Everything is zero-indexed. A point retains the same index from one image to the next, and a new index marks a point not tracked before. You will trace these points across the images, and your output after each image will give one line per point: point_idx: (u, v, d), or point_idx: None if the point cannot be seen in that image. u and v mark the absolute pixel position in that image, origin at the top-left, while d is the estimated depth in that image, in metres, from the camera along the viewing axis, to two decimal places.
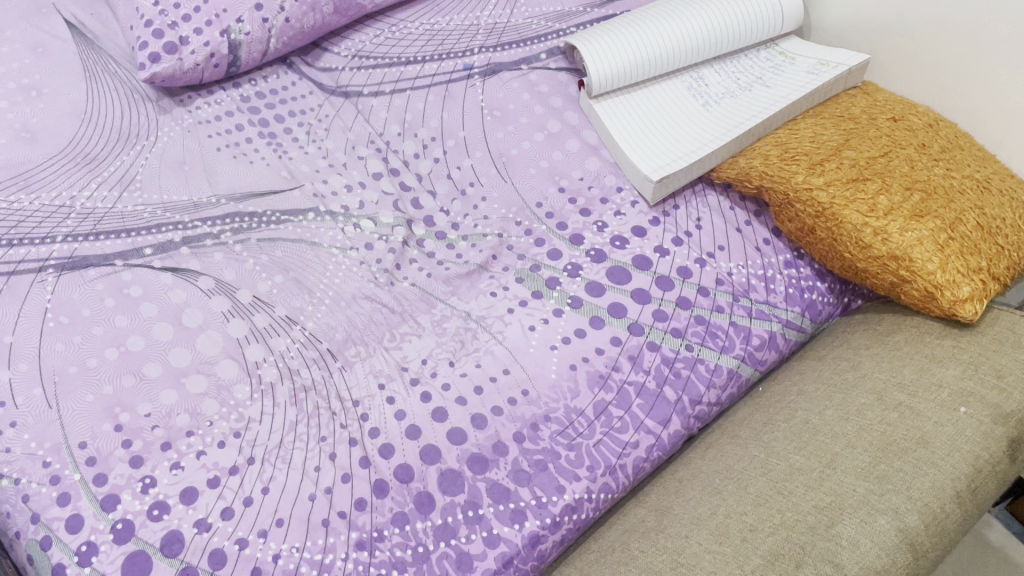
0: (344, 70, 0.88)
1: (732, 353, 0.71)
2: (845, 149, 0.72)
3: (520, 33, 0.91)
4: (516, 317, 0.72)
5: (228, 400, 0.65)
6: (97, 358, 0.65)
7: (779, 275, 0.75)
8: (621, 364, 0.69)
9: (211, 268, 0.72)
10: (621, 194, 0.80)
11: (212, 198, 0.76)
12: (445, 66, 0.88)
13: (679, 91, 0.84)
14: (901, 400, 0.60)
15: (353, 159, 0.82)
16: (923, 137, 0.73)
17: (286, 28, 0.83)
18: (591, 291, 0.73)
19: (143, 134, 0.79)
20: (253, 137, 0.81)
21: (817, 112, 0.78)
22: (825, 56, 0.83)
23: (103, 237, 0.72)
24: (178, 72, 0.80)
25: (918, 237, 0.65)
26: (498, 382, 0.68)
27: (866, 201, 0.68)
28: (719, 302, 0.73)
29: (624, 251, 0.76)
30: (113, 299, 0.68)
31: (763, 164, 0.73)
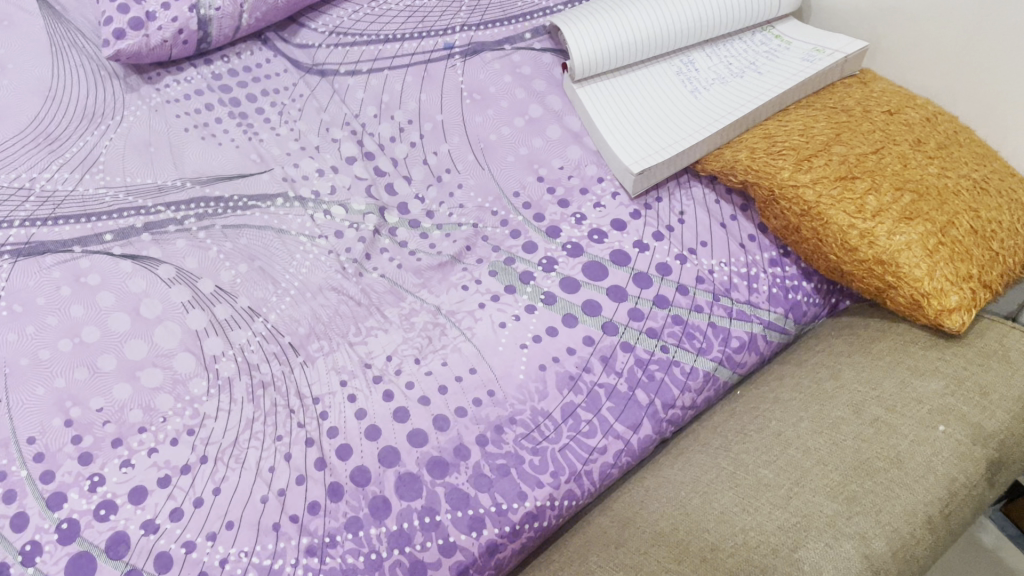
0: (320, 47, 0.85)
1: (710, 355, 0.68)
2: (834, 143, 0.68)
3: (505, 11, 0.87)
4: (487, 313, 0.70)
5: (183, 396, 0.63)
6: (49, 349, 0.63)
7: (763, 273, 0.72)
8: (592, 365, 0.67)
9: (173, 256, 0.70)
10: (601, 184, 0.77)
11: (177, 182, 0.74)
12: (425, 45, 0.84)
13: (667, 75, 0.80)
14: (879, 415, 0.58)
15: (326, 142, 0.79)
16: (919, 132, 0.68)
17: (259, 3, 0.80)
18: (565, 287, 0.71)
19: (109, 112, 0.76)
20: (223, 117, 0.79)
21: (809, 103, 0.73)
22: (822, 40, 0.77)
23: (62, 222, 0.69)
24: (145, 49, 0.76)
25: (906, 240, 0.62)
26: (464, 382, 0.66)
27: (853, 202, 0.64)
28: (698, 301, 0.70)
29: (601, 245, 0.73)
30: (71, 287, 0.66)
31: (748, 158, 0.70)
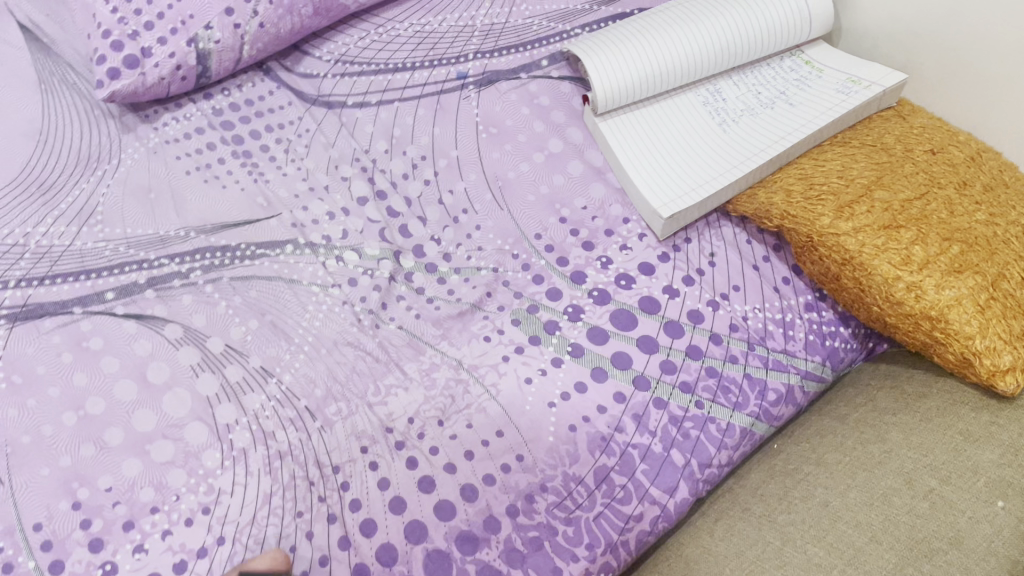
0: (326, 77, 0.80)
1: (746, 410, 0.65)
2: (876, 188, 0.65)
3: (520, 35, 0.83)
4: (511, 366, 0.66)
5: (196, 470, 0.59)
6: (53, 424, 0.60)
7: (799, 319, 0.69)
8: (624, 425, 0.64)
9: (179, 314, 0.66)
10: (627, 225, 0.73)
11: (181, 231, 0.70)
12: (436, 74, 0.80)
13: (694, 106, 0.76)
14: (932, 487, 0.55)
15: (336, 181, 0.75)
16: (965, 173, 0.65)
17: (261, 34, 0.75)
18: (593, 338, 0.67)
19: (105, 156, 0.72)
20: (226, 157, 0.74)
21: (845, 140, 0.70)
22: (856, 70, 0.74)
23: (60, 280, 0.65)
24: (142, 88, 0.72)
25: (956, 295, 0.59)
26: (491, 446, 0.63)
27: (898, 252, 0.61)
28: (733, 351, 0.67)
29: (629, 292, 0.69)
30: (72, 353, 0.62)
31: (784, 201, 0.66)
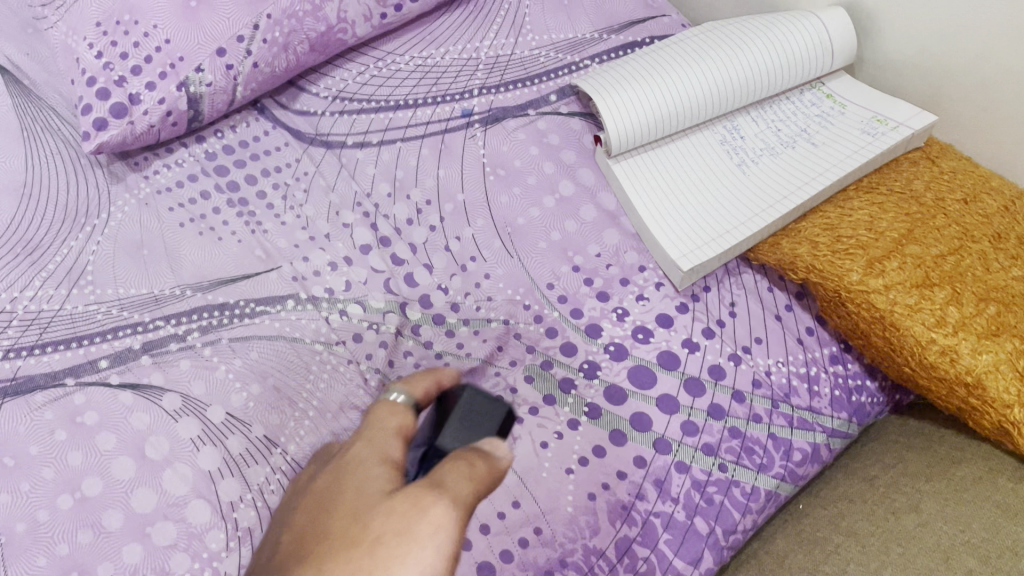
0: (324, 114, 0.77)
1: (772, 472, 0.62)
2: (907, 242, 0.62)
3: (526, 68, 0.80)
4: (526, 429, 0.63)
5: (200, 553, 0.55)
6: (48, 509, 0.56)
7: (823, 373, 0.66)
8: (646, 492, 0.61)
9: (177, 382, 0.62)
10: (644, 273, 0.70)
11: (176, 289, 0.66)
12: (440, 112, 0.77)
13: (712, 146, 0.73)
14: (970, 568, 0.53)
15: (337, 228, 0.71)
16: (999, 224, 0.62)
17: (255, 74, 0.71)
18: (611, 398, 0.64)
19: (93, 210, 0.69)
20: (221, 207, 0.71)
21: (871, 186, 0.67)
22: (881, 108, 0.71)
23: (50, 349, 0.62)
24: (131, 137, 0.68)
25: (993, 360, 0.56)
26: (507, 518, 0.60)
27: (932, 312, 0.58)
28: (756, 409, 0.64)
29: (647, 346, 0.66)
30: (66, 430, 0.59)
31: (810, 253, 0.63)
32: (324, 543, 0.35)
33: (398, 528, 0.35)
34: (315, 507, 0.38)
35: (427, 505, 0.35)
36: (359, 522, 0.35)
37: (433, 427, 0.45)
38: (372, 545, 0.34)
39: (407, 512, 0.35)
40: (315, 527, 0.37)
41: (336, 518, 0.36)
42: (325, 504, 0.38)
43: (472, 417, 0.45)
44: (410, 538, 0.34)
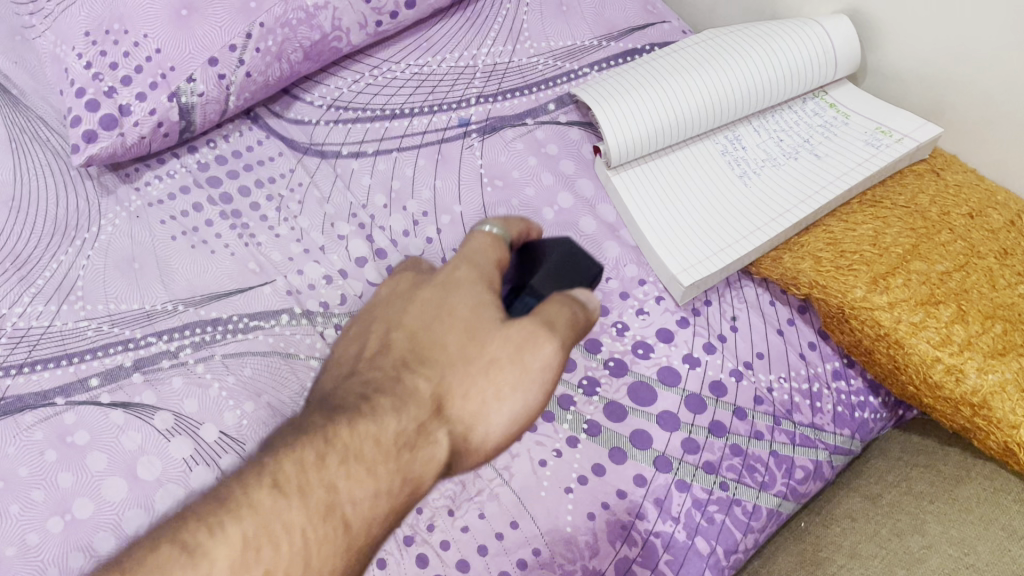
0: (318, 123, 0.76)
1: (773, 490, 0.61)
2: (911, 258, 0.61)
3: (524, 76, 0.79)
4: (525, 447, 0.62)
5: None
6: (38, 532, 0.54)
7: (826, 389, 0.65)
8: (646, 512, 0.60)
9: (170, 400, 0.60)
10: (644, 287, 0.69)
11: (168, 304, 0.65)
12: (437, 121, 0.75)
13: (713, 157, 0.72)
14: None
15: (332, 240, 0.69)
16: (1006, 240, 0.62)
17: (248, 84, 0.70)
18: (610, 416, 0.63)
19: (83, 223, 0.68)
20: (214, 219, 0.69)
21: (875, 199, 0.66)
22: (885, 119, 0.70)
23: (40, 367, 0.61)
24: (122, 149, 0.67)
25: (1000, 380, 0.55)
26: (506, 539, 0.59)
27: (937, 331, 0.57)
28: (757, 426, 0.63)
29: (648, 362, 0.65)
30: (56, 451, 0.57)
31: (813, 268, 0.62)
32: (446, 353, 0.46)
33: (513, 359, 0.45)
34: (431, 315, 0.47)
35: (540, 345, 0.45)
36: (478, 346, 0.46)
37: (529, 269, 0.53)
38: (489, 367, 0.45)
39: (524, 343, 0.45)
40: (433, 339, 0.46)
41: (454, 335, 0.46)
42: (432, 327, 0.47)
43: (562, 268, 0.52)
44: (523, 370, 0.45)
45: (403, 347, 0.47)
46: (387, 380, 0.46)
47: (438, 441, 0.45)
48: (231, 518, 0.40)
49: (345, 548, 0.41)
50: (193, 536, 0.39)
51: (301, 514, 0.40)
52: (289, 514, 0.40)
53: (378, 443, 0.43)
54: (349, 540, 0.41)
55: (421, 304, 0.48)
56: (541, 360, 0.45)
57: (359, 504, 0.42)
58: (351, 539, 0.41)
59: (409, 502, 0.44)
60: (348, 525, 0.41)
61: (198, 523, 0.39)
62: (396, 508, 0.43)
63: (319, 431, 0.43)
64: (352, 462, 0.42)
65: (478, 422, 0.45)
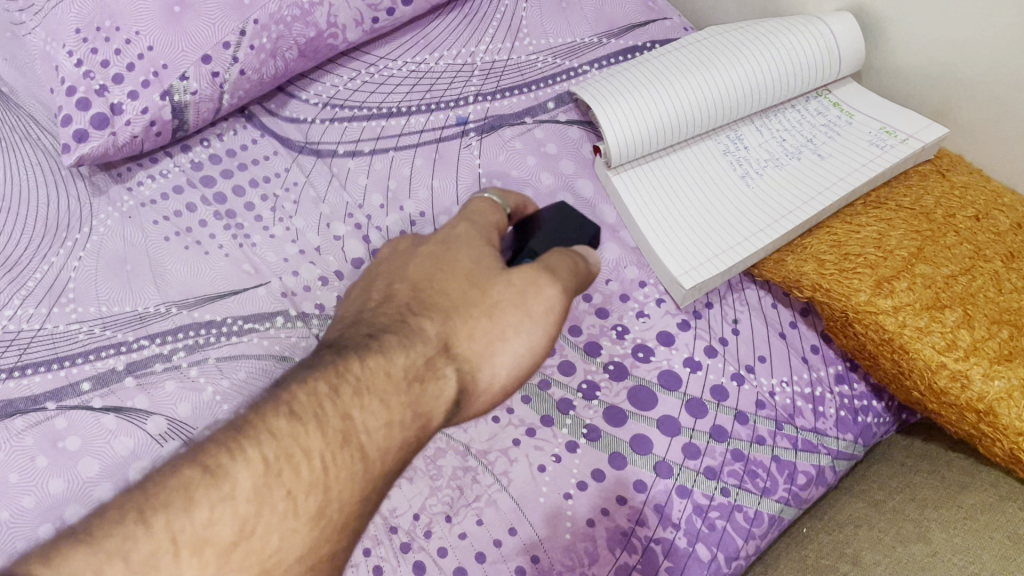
0: (314, 122, 0.75)
1: (775, 496, 0.60)
2: (917, 261, 0.60)
3: (523, 73, 0.78)
4: (523, 452, 0.61)
5: None
6: (29, 539, 0.53)
7: (829, 393, 0.64)
8: (646, 518, 0.59)
9: (162, 404, 0.58)
10: (644, 289, 0.68)
11: (161, 306, 0.63)
12: (435, 120, 0.74)
13: (715, 157, 0.71)
14: None
15: (328, 240, 0.68)
16: (1012, 243, 0.61)
17: (242, 82, 0.69)
18: (610, 420, 0.62)
19: (74, 224, 0.68)
20: (207, 219, 0.68)
21: (880, 201, 0.65)
22: (890, 119, 0.69)
23: (31, 371, 0.60)
24: (113, 148, 0.66)
25: (1006, 386, 0.54)
26: (504, 546, 0.58)
27: (942, 335, 0.56)
28: (759, 431, 0.62)
29: (648, 365, 0.64)
30: (47, 456, 0.56)
31: (817, 271, 0.61)
32: (451, 301, 0.47)
33: (516, 303, 0.47)
34: (434, 267, 0.49)
35: (542, 289, 0.47)
36: (483, 290, 0.48)
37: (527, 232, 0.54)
38: (496, 309, 0.47)
39: (528, 287, 0.47)
40: (436, 287, 0.48)
41: (457, 283, 0.48)
42: (435, 277, 0.49)
43: (562, 229, 0.54)
44: (526, 313, 0.47)
45: (406, 295, 0.48)
46: (393, 322, 0.46)
47: (447, 380, 0.46)
48: (250, 443, 0.40)
49: (361, 475, 0.41)
50: (214, 459, 0.39)
51: (319, 440, 0.41)
52: (308, 440, 0.40)
53: (388, 376, 0.44)
54: (366, 468, 0.42)
55: (425, 256, 0.50)
56: (544, 304, 0.47)
57: (375, 432, 0.42)
58: (368, 465, 0.42)
59: (421, 438, 0.45)
60: (366, 453, 0.42)
61: (221, 445, 0.40)
62: (408, 441, 0.44)
63: (335, 366, 0.43)
64: (364, 394, 0.43)
65: (485, 360, 0.47)
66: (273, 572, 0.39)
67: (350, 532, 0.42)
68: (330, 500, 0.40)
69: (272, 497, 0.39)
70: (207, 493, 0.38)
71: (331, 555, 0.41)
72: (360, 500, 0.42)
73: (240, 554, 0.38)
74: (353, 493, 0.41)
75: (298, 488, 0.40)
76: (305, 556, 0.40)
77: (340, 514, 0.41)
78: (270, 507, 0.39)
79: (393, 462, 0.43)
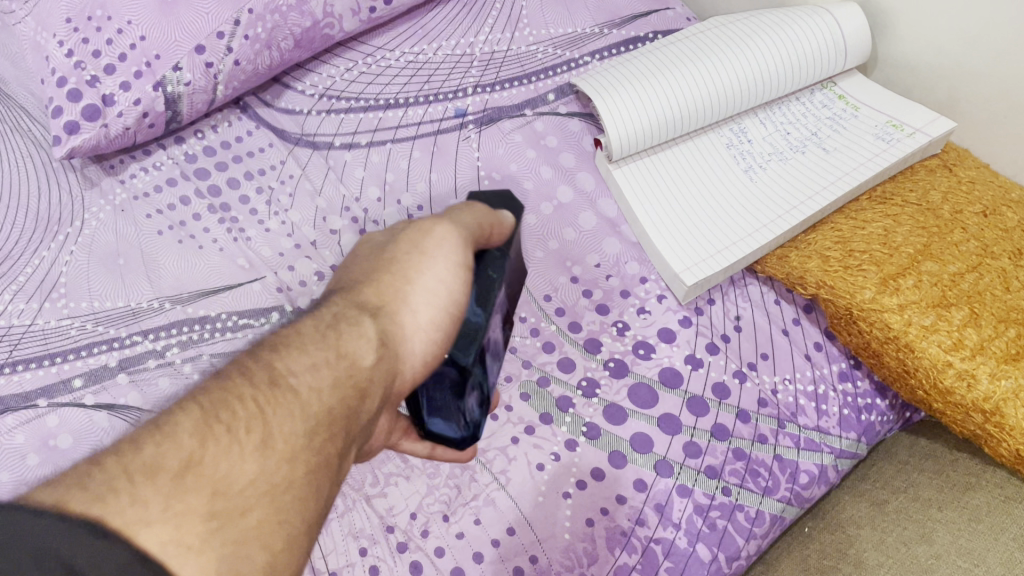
0: (310, 113, 0.73)
1: (777, 496, 0.58)
2: (922, 259, 0.59)
3: (523, 65, 0.76)
4: (522, 450, 0.60)
5: None
6: None
7: (832, 392, 0.63)
8: (646, 518, 0.57)
9: (155, 401, 0.57)
10: (645, 285, 0.67)
11: (154, 302, 0.62)
12: (432, 112, 0.73)
13: (718, 151, 0.70)
14: None
15: (324, 234, 0.66)
16: (1019, 239, 0.60)
17: (237, 72, 0.68)
18: (610, 418, 0.61)
19: (66, 217, 0.67)
20: (202, 213, 0.67)
21: (885, 197, 0.64)
22: (896, 112, 0.68)
23: (22, 368, 0.59)
24: (106, 140, 0.65)
25: (1013, 386, 0.53)
26: (502, 547, 0.57)
27: (949, 334, 0.55)
28: (761, 429, 0.60)
29: (649, 362, 0.63)
30: (38, 454, 0.55)
31: (821, 268, 0.60)
32: (361, 275, 0.46)
33: (413, 247, 0.45)
34: (351, 264, 0.48)
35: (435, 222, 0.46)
36: (384, 256, 0.46)
37: None
38: (393, 265, 0.45)
39: (420, 232, 0.45)
40: (350, 274, 0.47)
41: (365, 262, 0.46)
42: (351, 267, 0.48)
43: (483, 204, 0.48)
44: (422, 253, 0.44)
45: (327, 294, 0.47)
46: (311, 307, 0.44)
47: (366, 325, 0.42)
48: (186, 401, 0.36)
49: (304, 416, 0.37)
50: (156, 416, 0.35)
51: (249, 388, 0.37)
52: (237, 387, 0.37)
53: (300, 332, 0.41)
54: (303, 406, 0.37)
55: (346, 258, 0.50)
56: (435, 241, 0.44)
57: (310, 373, 0.38)
58: (306, 406, 0.37)
59: (364, 384, 0.40)
60: (299, 395, 0.38)
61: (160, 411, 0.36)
62: (352, 380, 0.39)
63: (261, 340, 0.41)
64: (287, 348, 0.39)
65: (399, 306, 0.44)
66: (228, 497, 0.33)
67: (312, 489, 0.36)
68: (275, 434, 0.36)
69: (213, 432, 0.35)
70: (151, 435, 0.34)
71: (297, 503, 0.35)
72: (312, 438, 0.37)
73: (194, 481, 0.33)
74: (298, 431, 0.37)
75: (238, 425, 0.35)
76: (267, 495, 0.34)
77: (290, 446, 0.36)
78: (214, 443, 0.34)
79: (342, 401, 0.39)
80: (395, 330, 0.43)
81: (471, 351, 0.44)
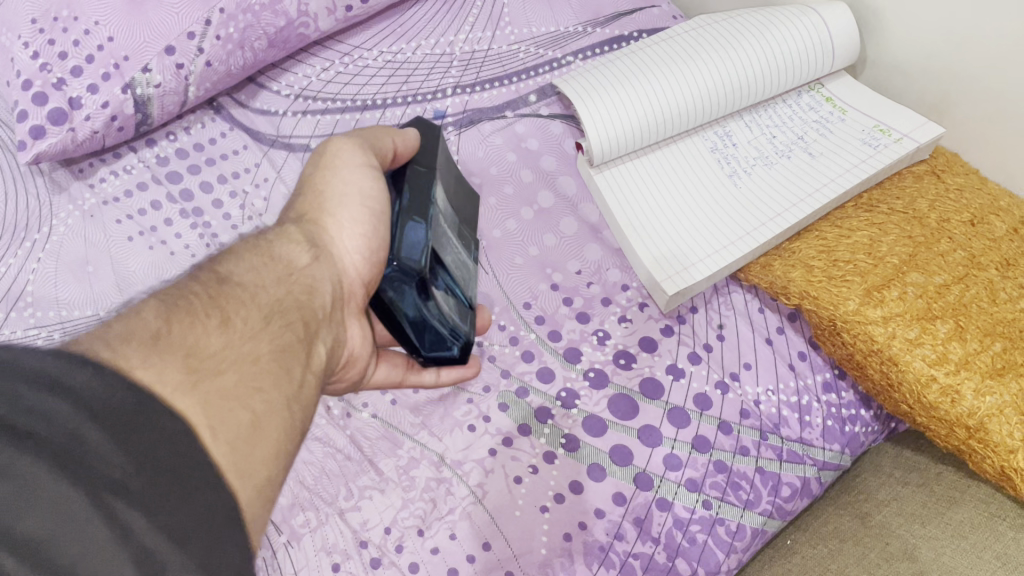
0: (286, 114, 0.72)
1: (758, 509, 0.57)
2: (908, 269, 0.58)
3: (503, 65, 0.75)
4: (499, 463, 0.59)
5: None
6: None
7: (816, 403, 0.61)
8: (624, 532, 0.56)
9: None
10: (627, 292, 0.66)
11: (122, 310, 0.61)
12: (411, 113, 0.72)
13: (701, 152, 0.68)
14: None
15: None
16: (1008, 249, 0.58)
17: (208, 73, 0.65)
18: (588, 430, 0.59)
19: (34, 225, 0.66)
20: (173, 217, 0.66)
21: (871, 204, 0.63)
22: (884, 115, 0.67)
23: None
24: (73, 144, 0.64)
25: (998, 403, 0.52)
26: (476, 563, 0.55)
27: (933, 348, 0.54)
28: (744, 441, 0.59)
29: (629, 372, 0.62)
30: None
31: (804, 277, 0.59)
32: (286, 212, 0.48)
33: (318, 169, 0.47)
34: None
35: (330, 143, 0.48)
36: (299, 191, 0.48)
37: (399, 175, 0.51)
38: (310, 191, 0.48)
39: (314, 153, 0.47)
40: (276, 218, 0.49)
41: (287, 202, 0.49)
42: None
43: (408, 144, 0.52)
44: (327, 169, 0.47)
45: None
46: None
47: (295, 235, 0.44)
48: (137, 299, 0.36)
49: (256, 304, 0.39)
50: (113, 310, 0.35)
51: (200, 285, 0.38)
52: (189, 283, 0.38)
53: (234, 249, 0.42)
54: (254, 297, 0.39)
55: None
56: (331, 153, 0.46)
57: (252, 271, 0.40)
58: (258, 299, 0.39)
59: (306, 282, 0.42)
60: (250, 291, 0.39)
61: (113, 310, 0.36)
62: (293, 277, 0.42)
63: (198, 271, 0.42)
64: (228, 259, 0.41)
65: (323, 217, 0.46)
66: (201, 360, 0.34)
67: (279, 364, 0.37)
68: (233, 317, 0.37)
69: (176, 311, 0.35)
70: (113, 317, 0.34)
71: (270, 375, 0.36)
72: (269, 322, 0.38)
73: (168, 345, 0.33)
74: (255, 316, 0.38)
75: (198, 310, 0.36)
76: (238, 365, 0.35)
77: (250, 324, 0.37)
78: (180, 321, 0.35)
79: (288, 295, 0.41)
80: (322, 237, 0.45)
81: (424, 254, 0.44)
